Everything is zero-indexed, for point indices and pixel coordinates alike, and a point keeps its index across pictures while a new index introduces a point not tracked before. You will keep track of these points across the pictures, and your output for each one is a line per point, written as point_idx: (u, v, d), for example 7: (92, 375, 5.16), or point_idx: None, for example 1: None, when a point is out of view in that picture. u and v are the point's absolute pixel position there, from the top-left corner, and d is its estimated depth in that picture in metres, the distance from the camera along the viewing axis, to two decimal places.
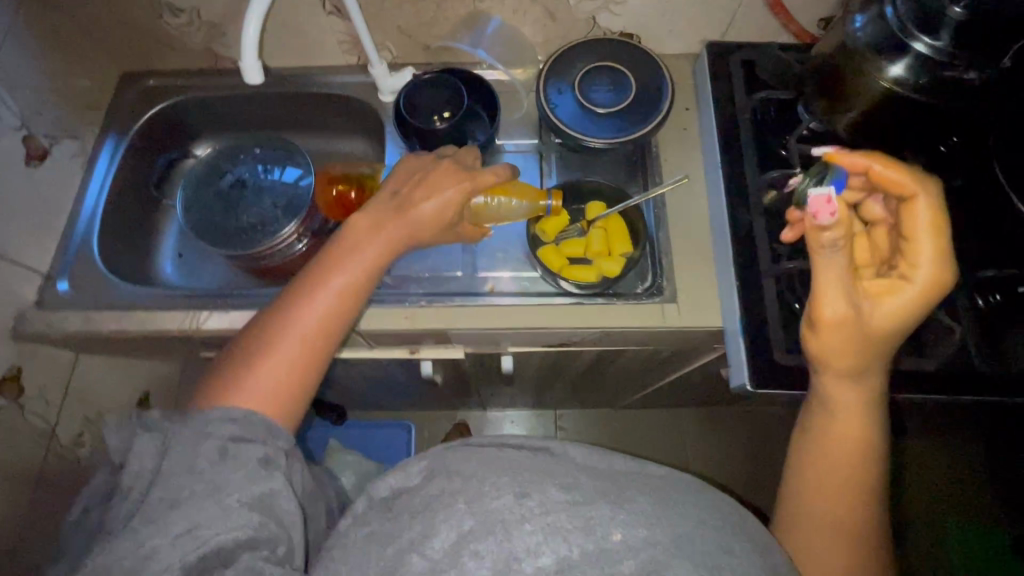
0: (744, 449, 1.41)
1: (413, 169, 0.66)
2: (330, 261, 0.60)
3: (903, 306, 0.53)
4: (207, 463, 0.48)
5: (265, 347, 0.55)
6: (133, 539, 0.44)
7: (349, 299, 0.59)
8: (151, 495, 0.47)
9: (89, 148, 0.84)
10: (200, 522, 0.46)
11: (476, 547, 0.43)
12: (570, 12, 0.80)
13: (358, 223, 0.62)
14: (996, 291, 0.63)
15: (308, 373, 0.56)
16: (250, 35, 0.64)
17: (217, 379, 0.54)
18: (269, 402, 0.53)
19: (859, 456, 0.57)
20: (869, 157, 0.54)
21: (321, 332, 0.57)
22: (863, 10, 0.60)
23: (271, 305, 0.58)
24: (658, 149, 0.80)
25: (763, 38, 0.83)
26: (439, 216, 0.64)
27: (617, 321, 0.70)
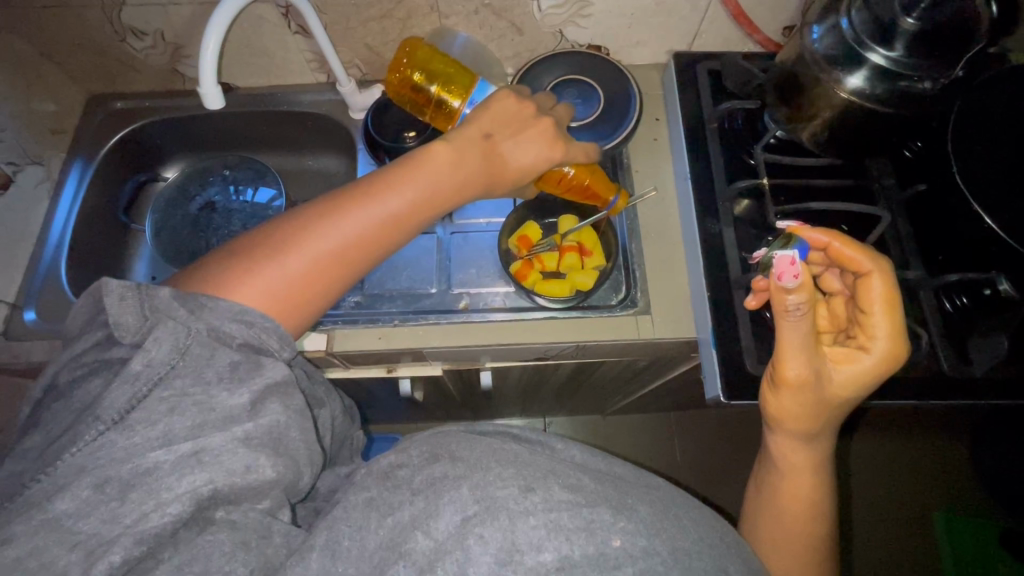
0: (729, 451, 1.42)
1: (508, 113, 0.59)
2: (395, 176, 0.54)
3: (860, 377, 0.54)
4: (217, 377, 0.43)
5: (292, 242, 0.49)
6: (135, 442, 0.39)
7: (400, 230, 0.53)
8: (155, 395, 0.41)
9: (56, 172, 0.83)
10: (209, 448, 0.40)
11: (481, 531, 0.40)
12: (537, 25, 0.80)
13: (440, 150, 0.55)
14: (962, 294, 0.65)
15: (326, 291, 0.50)
16: (208, 60, 0.63)
17: (235, 257, 0.48)
18: (281, 308, 0.48)
19: (813, 515, 0.58)
20: (830, 235, 0.55)
21: (358, 258, 0.51)
22: (821, 20, 0.61)
23: (314, 205, 0.52)
24: (630, 160, 0.80)
25: (728, 47, 0.84)
26: (524, 171, 0.60)
27: (590, 335, 0.70)
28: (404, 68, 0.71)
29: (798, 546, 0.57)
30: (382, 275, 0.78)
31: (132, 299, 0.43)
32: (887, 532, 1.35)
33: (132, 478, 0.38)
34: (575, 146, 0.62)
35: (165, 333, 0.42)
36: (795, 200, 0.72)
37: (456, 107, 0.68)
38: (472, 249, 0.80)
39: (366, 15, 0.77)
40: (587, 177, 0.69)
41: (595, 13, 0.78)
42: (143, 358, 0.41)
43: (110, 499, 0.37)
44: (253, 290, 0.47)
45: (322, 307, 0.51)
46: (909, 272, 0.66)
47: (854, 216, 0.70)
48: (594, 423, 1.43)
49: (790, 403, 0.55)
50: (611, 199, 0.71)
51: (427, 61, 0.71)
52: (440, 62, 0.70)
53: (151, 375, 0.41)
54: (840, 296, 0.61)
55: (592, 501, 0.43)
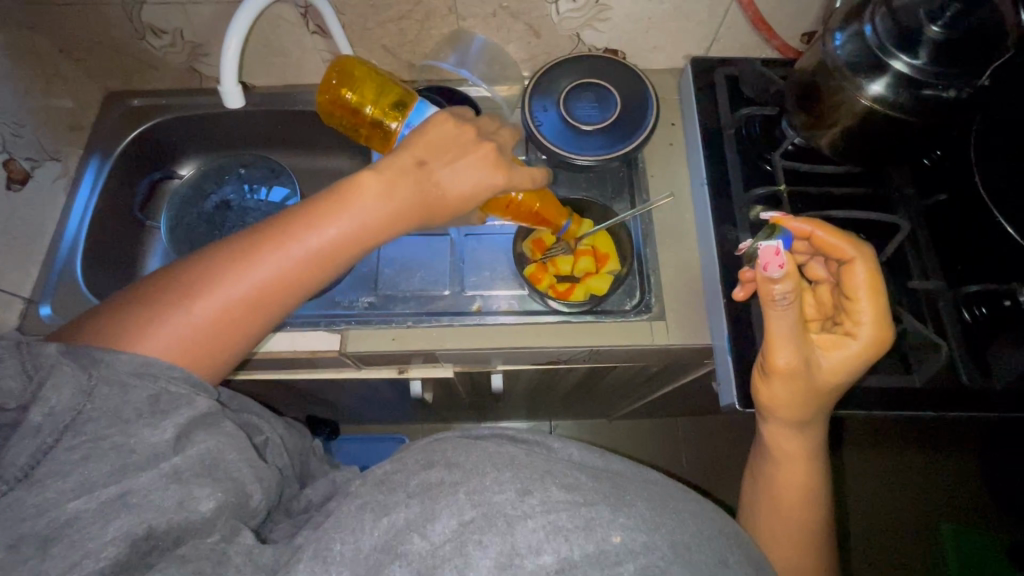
0: (736, 458, 1.41)
1: (447, 138, 0.56)
2: (316, 210, 0.51)
3: (847, 362, 0.54)
4: (136, 414, 0.42)
5: (200, 287, 0.46)
6: (49, 496, 0.38)
7: (323, 269, 0.50)
8: (62, 444, 0.40)
9: (72, 169, 0.84)
10: (136, 489, 0.40)
11: (479, 537, 0.38)
12: (554, 29, 0.80)
13: (366, 181, 0.52)
14: (981, 304, 0.63)
15: (243, 334, 0.48)
16: (229, 58, 0.64)
17: (138, 303, 0.46)
18: (191, 355, 0.46)
19: (809, 506, 0.57)
20: (813, 223, 0.55)
21: (275, 301, 0.49)
22: (844, 26, 0.61)
23: (228, 243, 0.49)
24: (646, 165, 0.80)
25: (746, 53, 0.84)
26: (462, 202, 0.57)
27: (605, 339, 0.70)
28: (335, 88, 0.73)
29: (795, 535, 0.57)
30: (396, 276, 0.78)
31: (13, 359, 0.42)
32: (892, 539, 1.34)
33: (52, 532, 0.37)
34: (521, 171, 0.59)
35: (64, 378, 0.41)
36: (814, 207, 0.71)
37: (393, 128, 0.68)
38: (486, 251, 0.80)
39: (383, 16, 0.77)
40: (536, 203, 0.69)
41: (613, 17, 0.77)
42: (43, 408, 0.40)
43: (28, 557, 0.36)
44: (156, 341, 0.44)
45: (242, 349, 0.49)
46: (929, 283, 0.65)
47: (873, 224, 0.70)
48: (600, 426, 1.42)
49: (782, 391, 0.55)
50: (562, 224, 0.72)
51: (357, 79, 0.72)
52: (372, 80, 0.71)
53: (56, 424, 0.40)
54: (826, 283, 0.60)
55: (590, 500, 0.41)
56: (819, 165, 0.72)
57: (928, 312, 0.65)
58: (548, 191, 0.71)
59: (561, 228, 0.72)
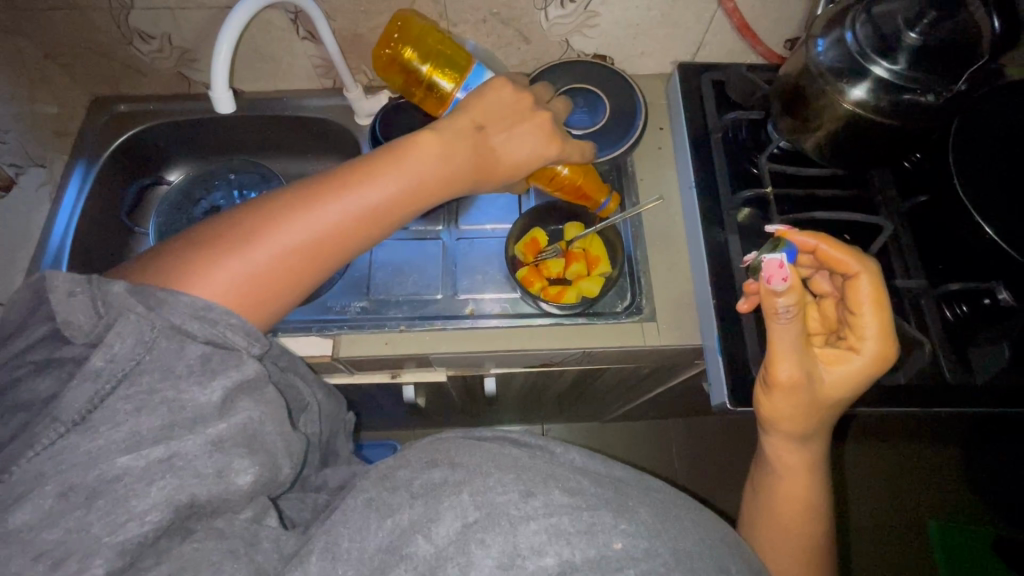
0: (726, 457, 1.42)
1: (503, 104, 0.57)
2: (378, 163, 0.51)
3: (854, 376, 0.55)
4: (187, 371, 0.40)
5: (259, 233, 0.46)
6: (100, 445, 0.37)
7: (383, 221, 0.51)
8: (120, 393, 0.39)
9: (56, 175, 0.83)
10: (182, 453, 0.38)
11: (483, 536, 0.39)
12: (544, 34, 0.80)
13: (427, 140, 0.53)
14: (963, 303, 0.66)
15: (298, 284, 0.48)
16: (221, 64, 0.64)
17: (198, 247, 0.44)
18: (247, 301, 0.45)
19: (806, 518, 0.58)
20: (819, 237, 0.56)
21: (335, 250, 0.49)
22: (825, 33, 0.62)
23: (287, 191, 0.49)
24: (635, 168, 0.81)
25: (731, 58, 0.86)
26: (513, 168, 0.59)
27: (597, 341, 0.70)
28: (395, 44, 0.72)
29: (792, 546, 0.57)
30: (387, 281, 0.78)
31: (83, 293, 0.40)
32: (884, 535, 1.36)
33: (98, 486, 0.37)
34: (572, 143, 0.61)
35: (127, 326, 0.39)
36: (799, 209, 0.73)
37: (449, 90, 0.67)
38: (477, 255, 0.80)
39: (374, 22, 0.78)
40: (581, 178, 0.72)
41: (602, 23, 0.79)
42: (104, 354, 0.39)
43: (73, 508, 0.36)
44: (220, 282, 0.44)
45: (294, 300, 0.49)
46: (912, 280, 0.67)
47: (856, 226, 0.71)
48: (592, 428, 1.42)
49: (783, 404, 0.56)
50: (602, 201, 0.75)
51: (419, 39, 0.71)
52: (430, 41, 0.71)
53: (113, 373, 0.39)
54: (830, 297, 0.61)
55: (593, 505, 0.41)
56: (804, 167, 0.74)
57: (910, 310, 0.67)
58: (592, 167, 0.74)
59: (600, 205, 0.76)
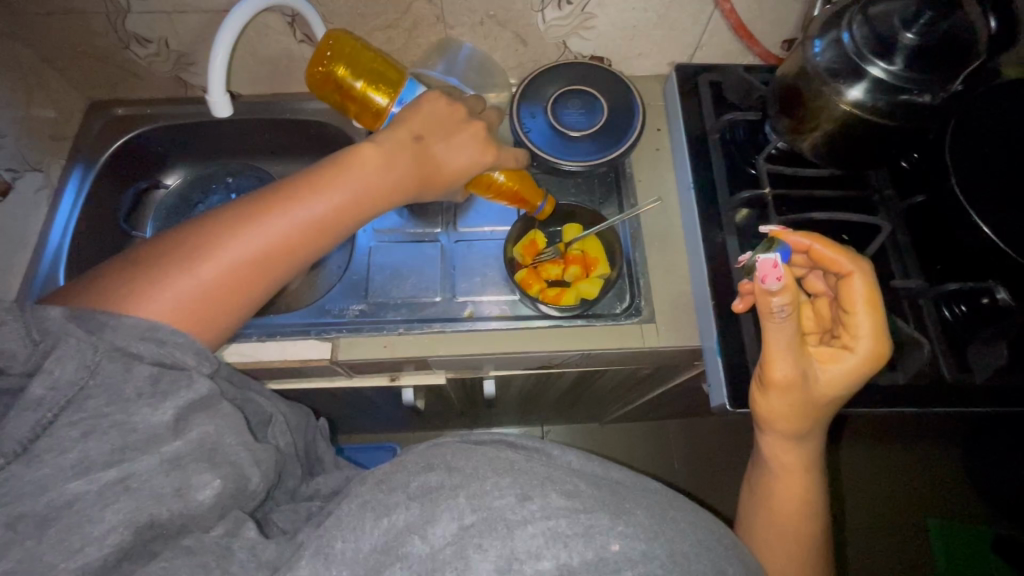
0: (725, 457, 1.42)
1: (439, 116, 0.58)
2: (317, 178, 0.52)
3: (845, 375, 0.55)
4: (137, 393, 0.41)
5: (200, 252, 0.47)
6: (47, 473, 0.37)
7: (322, 235, 0.52)
8: (63, 420, 0.39)
9: (54, 180, 0.82)
10: (136, 473, 0.39)
11: (480, 541, 0.38)
12: (541, 37, 0.81)
13: (366, 153, 0.54)
14: (962, 302, 0.66)
15: (246, 299, 0.49)
16: (217, 68, 0.64)
17: (131, 273, 0.45)
18: (194, 319, 0.46)
19: (803, 518, 0.58)
20: (811, 237, 0.56)
21: (281, 264, 0.50)
22: (822, 34, 0.63)
23: (227, 210, 0.50)
24: (633, 170, 0.81)
25: (729, 60, 0.86)
26: (455, 176, 0.60)
27: (596, 344, 0.70)
28: (328, 62, 0.71)
29: (789, 547, 0.57)
30: (387, 283, 0.77)
31: (16, 321, 0.40)
32: (883, 535, 1.36)
33: (50, 513, 0.37)
34: (506, 151, 0.63)
35: (70, 351, 0.40)
36: (796, 210, 0.73)
37: (385, 105, 0.66)
38: (477, 257, 0.80)
39: (370, 26, 0.78)
40: (516, 184, 0.70)
41: (598, 25, 0.79)
42: (44, 382, 0.39)
43: (23, 538, 0.36)
44: (156, 305, 0.44)
45: (244, 315, 0.50)
46: (910, 281, 0.67)
47: (854, 226, 0.72)
48: (591, 430, 1.42)
49: (779, 404, 0.56)
50: (538, 205, 0.72)
51: (352, 58, 0.71)
52: (364, 60, 0.71)
53: (56, 400, 0.39)
54: (825, 296, 0.62)
55: (590, 507, 0.41)
56: (801, 168, 0.74)
57: (909, 310, 0.67)
58: (527, 171, 0.72)
59: (536, 209, 0.73)
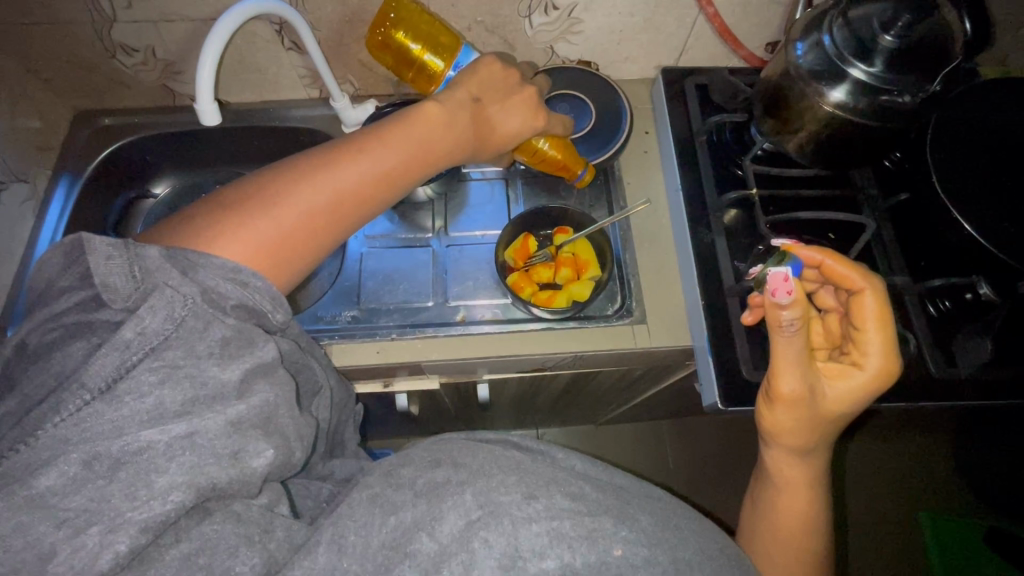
0: (719, 455, 1.43)
1: (496, 78, 0.61)
2: (384, 130, 0.54)
3: (855, 391, 0.56)
4: (208, 352, 0.40)
5: (277, 195, 0.47)
6: (125, 415, 0.36)
7: (393, 183, 0.54)
8: (146, 365, 0.37)
9: (41, 189, 0.82)
10: (205, 430, 0.37)
11: (486, 535, 0.38)
12: (528, 42, 0.81)
13: (431, 110, 0.56)
14: (944, 298, 0.67)
15: (317, 246, 0.50)
16: (205, 78, 0.64)
17: (219, 211, 0.46)
18: (269, 263, 0.46)
19: (807, 531, 0.58)
20: (824, 252, 0.57)
21: (351, 212, 0.51)
22: (804, 37, 0.64)
23: (299, 158, 0.51)
24: (622, 172, 0.82)
25: (714, 62, 0.87)
26: (507, 139, 0.63)
27: (587, 345, 0.71)
28: (387, 24, 0.71)
29: (793, 560, 0.57)
30: (378, 289, 0.77)
31: (120, 257, 0.39)
32: (877, 532, 1.37)
33: (123, 457, 0.35)
34: (555, 116, 0.66)
35: (161, 300, 0.39)
36: (783, 210, 0.74)
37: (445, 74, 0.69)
38: (468, 261, 0.80)
39: (359, 32, 0.78)
40: (561, 152, 0.72)
41: (585, 30, 0.80)
42: (134, 326, 0.37)
43: (96, 477, 0.35)
44: (244, 242, 0.45)
45: (311, 262, 0.50)
46: (896, 277, 0.68)
47: (839, 225, 0.73)
48: (588, 433, 1.43)
49: (785, 418, 0.57)
50: (579, 172, 0.74)
51: (412, 21, 0.70)
52: (425, 23, 0.70)
53: (143, 345, 0.37)
54: (835, 312, 0.62)
55: (594, 510, 0.41)
56: (788, 169, 0.75)
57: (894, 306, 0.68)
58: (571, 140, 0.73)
59: (577, 177, 0.75)
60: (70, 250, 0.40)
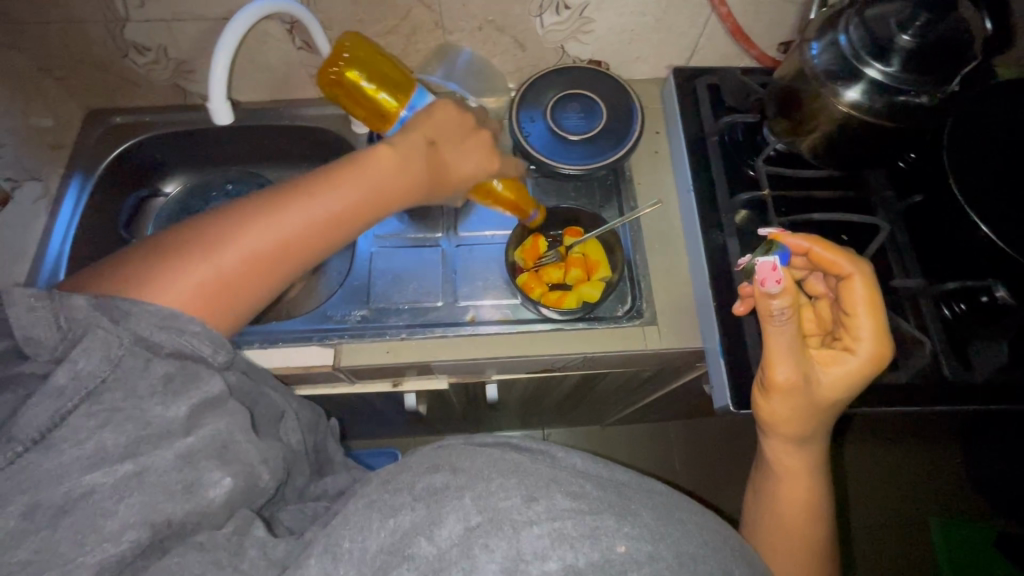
0: (725, 457, 1.43)
1: (452, 122, 0.61)
2: (334, 172, 0.54)
3: (847, 377, 0.55)
4: (150, 391, 0.40)
5: (220, 239, 0.47)
6: (63, 462, 0.36)
7: (342, 228, 0.53)
8: (82, 409, 0.38)
9: (53, 188, 0.82)
10: (151, 467, 0.38)
11: (486, 540, 0.38)
12: (539, 41, 0.81)
13: (384, 153, 0.56)
14: (961, 300, 0.66)
15: (263, 289, 0.49)
16: (218, 77, 0.64)
17: (155, 257, 0.45)
18: (211, 309, 0.46)
19: (808, 522, 0.57)
20: (811, 240, 0.57)
21: (301, 254, 0.50)
22: (819, 37, 0.63)
23: (242, 202, 0.50)
24: (632, 172, 0.81)
25: (726, 62, 0.86)
26: (461, 181, 0.63)
27: (598, 346, 0.70)
28: (342, 64, 0.71)
29: (795, 549, 0.57)
30: (388, 288, 0.77)
31: (45, 307, 0.40)
32: (886, 540, 1.35)
33: (65, 504, 0.36)
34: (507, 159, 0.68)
35: (95, 342, 0.40)
36: (796, 211, 0.74)
37: (392, 114, 0.68)
38: (478, 261, 0.80)
39: (369, 32, 0.78)
40: (512, 193, 0.72)
41: (596, 29, 0.79)
42: (68, 370, 0.38)
43: (39, 527, 0.35)
44: (184, 287, 0.44)
45: (256, 306, 0.50)
46: (909, 280, 0.67)
47: (853, 226, 0.72)
48: (594, 433, 1.42)
49: (781, 407, 0.56)
50: (531, 213, 0.74)
51: (366, 62, 0.72)
52: (381, 66, 0.72)
53: (78, 389, 0.38)
54: (825, 298, 0.62)
55: (595, 508, 0.41)
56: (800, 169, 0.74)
57: (910, 309, 0.67)
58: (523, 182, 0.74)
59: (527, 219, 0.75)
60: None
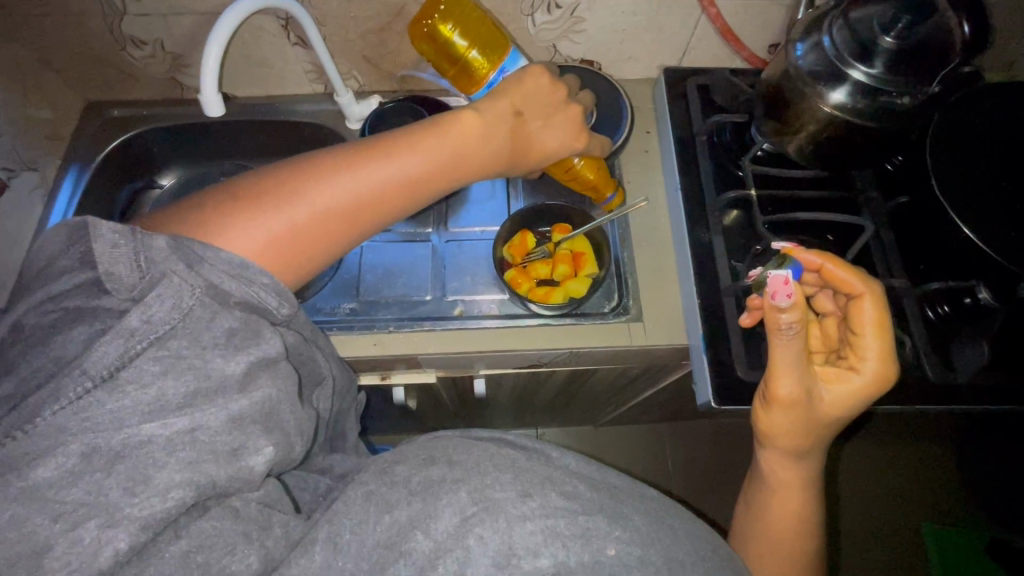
0: (716, 459, 1.43)
1: (543, 92, 0.59)
2: (418, 134, 0.54)
3: (852, 398, 0.55)
4: (213, 343, 0.39)
5: (300, 187, 0.48)
6: (125, 406, 0.36)
7: (415, 192, 0.53)
8: (149, 354, 0.37)
9: (51, 178, 0.83)
10: (205, 426, 0.38)
11: (480, 531, 0.39)
12: (531, 40, 0.82)
13: (468, 118, 0.56)
14: (944, 302, 0.67)
15: (331, 243, 0.50)
16: (210, 69, 0.65)
17: (242, 197, 0.47)
18: (283, 258, 0.47)
19: (798, 533, 0.58)
20: (823, 256, 0.58)
21: (373, 211, 0.51)
22: (805, 38, 0.64)
23: (328, 152, 0.51)
24: (621, 171, 0.82)
25: (717, 63, 0.87)
26: (541, 153, 0.62)
27: (583, 341, 0.71)
28: (437, 16, 0.71)
29: (783, 557, 0.57)
30: (376, 282, 0.78)
31: (126, 245, 0.39)
32: (878, 543, 1.36)
33: (122, 451, 0.35)
34: (595, 138, 0.65)
35: (169, 288, 0.39)
36: (782, 211, 0.74)
37: (484, 75, 0.67)
38: (467, 256, 0.80)
39: (364, 28, 0.79)
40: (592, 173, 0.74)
41: (588, 29, 0.80)
42: (141, 313, 0.37)
43: (94, 471, 0.35)
44: (263, 231, 0.46)
45: (324, 260, 0.51)
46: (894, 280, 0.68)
47: (839, 226, 0.73)
48: (588, 432, 1.43)
49: (782, 421, 0.57)
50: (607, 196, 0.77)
51: (460, 15, 0.71)
52: (479, 22, 0.70)
53: (148, 333, 0.37)
54: (833, 316, 0.62)
55: (588, 509, 0.41)
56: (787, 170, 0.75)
57: (894, 310, 0.67)
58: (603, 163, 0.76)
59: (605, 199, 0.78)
60: (72, 232, 0.40)
